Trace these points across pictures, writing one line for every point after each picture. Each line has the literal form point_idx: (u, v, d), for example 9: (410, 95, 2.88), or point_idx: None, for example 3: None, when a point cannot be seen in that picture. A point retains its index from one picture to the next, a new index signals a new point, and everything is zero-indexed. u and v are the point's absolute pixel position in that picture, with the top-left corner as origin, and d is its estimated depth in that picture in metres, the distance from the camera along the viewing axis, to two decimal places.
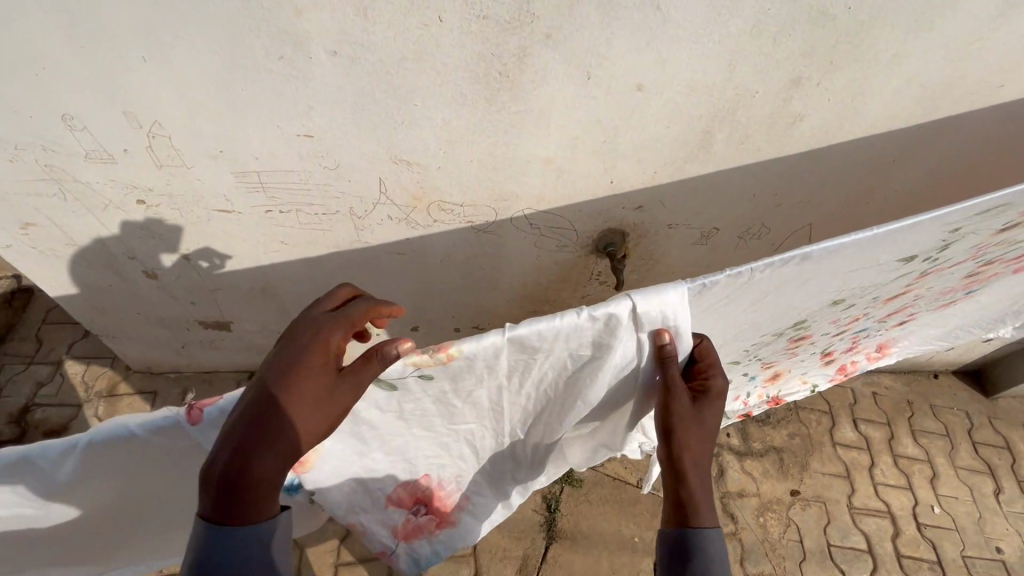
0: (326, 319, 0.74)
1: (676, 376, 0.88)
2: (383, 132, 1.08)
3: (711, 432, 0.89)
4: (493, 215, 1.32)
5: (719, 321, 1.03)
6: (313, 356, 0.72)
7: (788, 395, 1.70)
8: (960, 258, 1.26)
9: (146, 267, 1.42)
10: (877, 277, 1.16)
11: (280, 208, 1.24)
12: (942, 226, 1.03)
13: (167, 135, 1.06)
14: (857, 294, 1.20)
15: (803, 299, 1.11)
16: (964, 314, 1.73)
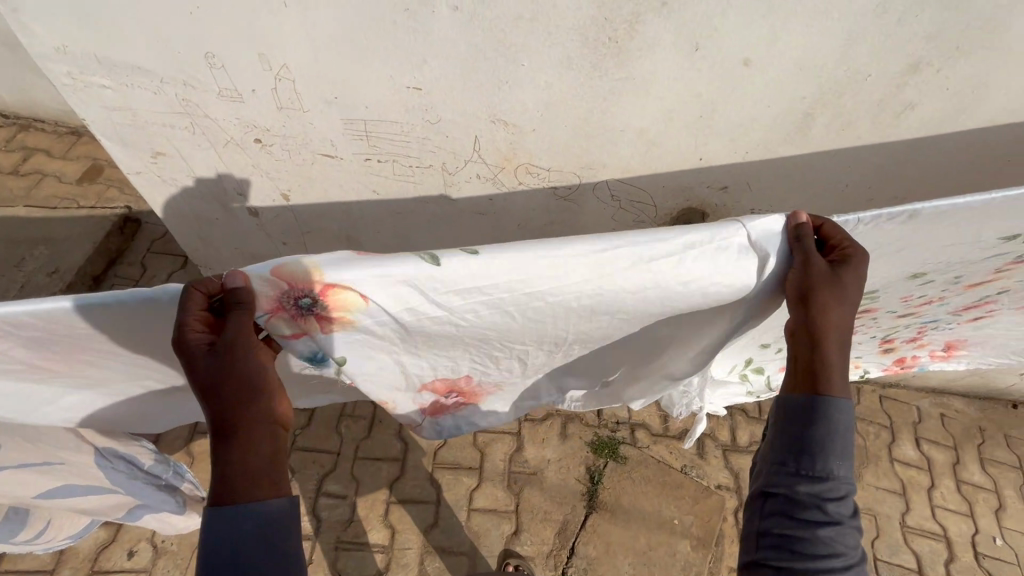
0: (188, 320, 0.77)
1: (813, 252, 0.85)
2: (487, 90, 1.14)
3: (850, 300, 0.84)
4: (576, 183, 1.36)
5: None
6: (199, 348, 0.76)
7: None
8: None
9: (250, 204, 1.54)
10: (966, 253, 1.11)
11: (379, 157, 1.33)
12: None
13: (292, 79, 1.15)
14: (941, 270, 1.17)
15: (882, 267, 1.10)
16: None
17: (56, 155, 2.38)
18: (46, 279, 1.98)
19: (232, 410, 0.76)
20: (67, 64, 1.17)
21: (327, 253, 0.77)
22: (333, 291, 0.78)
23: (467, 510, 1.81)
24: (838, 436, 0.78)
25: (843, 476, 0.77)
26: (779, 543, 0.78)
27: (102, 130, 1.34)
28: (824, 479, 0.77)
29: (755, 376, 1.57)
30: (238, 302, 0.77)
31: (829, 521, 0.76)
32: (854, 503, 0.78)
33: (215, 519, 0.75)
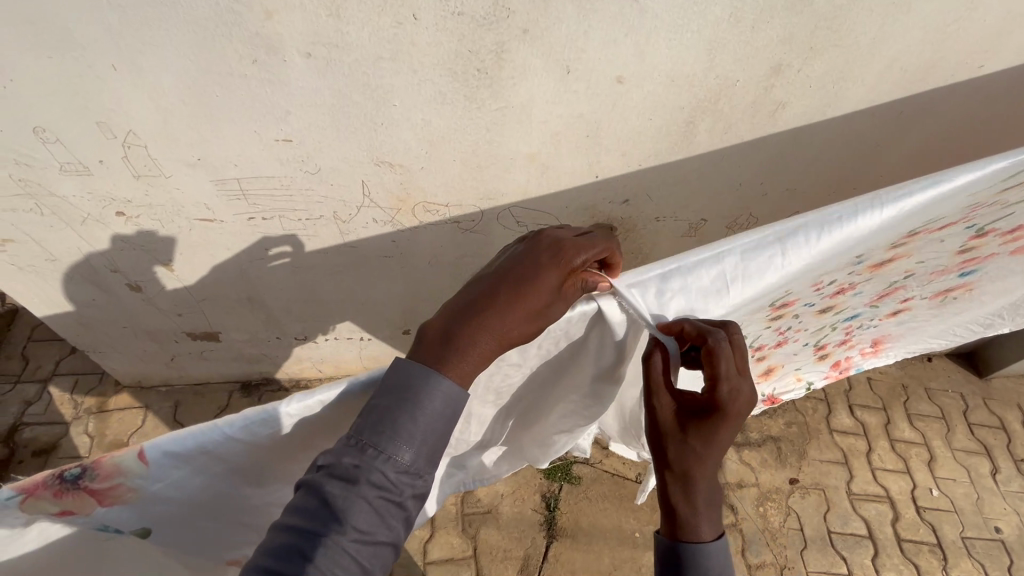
0: (551, 249, 0.76)
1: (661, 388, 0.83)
2: (362, 133, 1.07)
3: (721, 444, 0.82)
4: (480, 214, 1.32)
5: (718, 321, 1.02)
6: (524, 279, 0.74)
7: (785, 393, 1.76)
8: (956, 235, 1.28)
9: (130, 280, 1.40)
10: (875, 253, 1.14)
11: (263, 215, 1.23)
12: (940, 188, 1.00)
13: (143, 145, 1.04)
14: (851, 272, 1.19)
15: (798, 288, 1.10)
16: (961, 313, 1.74)
17: None
18: None
19: (510, 329, 0.73)
20: None
21: (112, 456, 0.69)
22: (117, 475, 0.69)
23: (423, 564, 1.70)
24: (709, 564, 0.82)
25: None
26: None
27: None
28: None
29: None
30: (546, 250, 0.77)
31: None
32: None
33: (300, 538, 0.63)
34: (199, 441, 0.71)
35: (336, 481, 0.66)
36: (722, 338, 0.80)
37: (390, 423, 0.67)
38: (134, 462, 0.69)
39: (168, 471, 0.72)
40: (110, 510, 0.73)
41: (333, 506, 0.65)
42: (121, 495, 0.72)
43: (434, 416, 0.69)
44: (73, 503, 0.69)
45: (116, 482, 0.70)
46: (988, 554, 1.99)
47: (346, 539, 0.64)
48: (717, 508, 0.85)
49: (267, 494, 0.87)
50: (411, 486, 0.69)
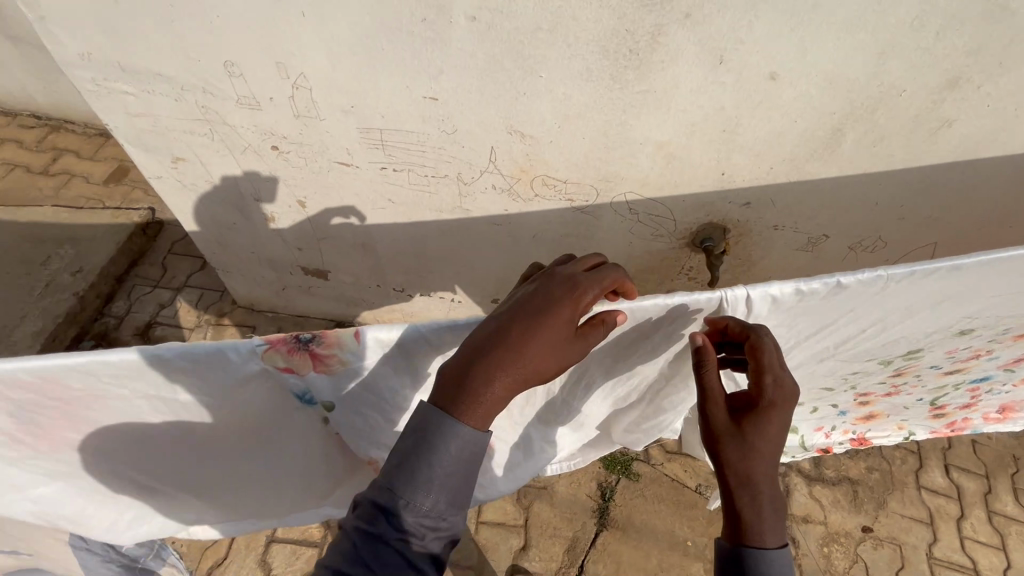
0: (570, 287, 0.78)
1: (714, 383, 0.82)
2: (504, 99, 1.11)
3: (773, 444, 0.81)
4: (595, 195, 1.33)
5: (831, 334, 1.02)
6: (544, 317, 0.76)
7: (879, 438, 1.64)
8: None
9: (267, 210, 1.54)
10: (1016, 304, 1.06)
11: (395, 167, 1.32)
12: None
13: (309, 87, 1.15)
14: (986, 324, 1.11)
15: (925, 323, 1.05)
16: None
17: (85, 155, 2.43)
18: (69, 278, 2.00)
19: (537, 362, 0.76)
20: (92, 71, 1.19)
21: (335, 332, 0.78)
22: (336, 348, 0.79)
23: (476, 523, 1.78)
24: None
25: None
26: None
27: (125, 135, 1.35)
28: None
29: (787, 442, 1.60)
30: (563, 288, 0.78)
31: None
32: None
33: (356, 542, 0.70)
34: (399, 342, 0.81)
35: (381, 491, 0.72)
36: (763, 333, 0.81)
37: (413, 473, 0.71)
38: (353, 342, 0.79)
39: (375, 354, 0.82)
40: (317, 381, 0.83)
41: (381, 511, 0.71)
42: (332, 367, 0.82)
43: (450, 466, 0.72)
44: (297, 364, 0.79)
45: (333, 355, 0.80)
46: None
47: (394, 539, 0.70)
48: (781, 518, 0.82)
49: (380, 430, 0.97)
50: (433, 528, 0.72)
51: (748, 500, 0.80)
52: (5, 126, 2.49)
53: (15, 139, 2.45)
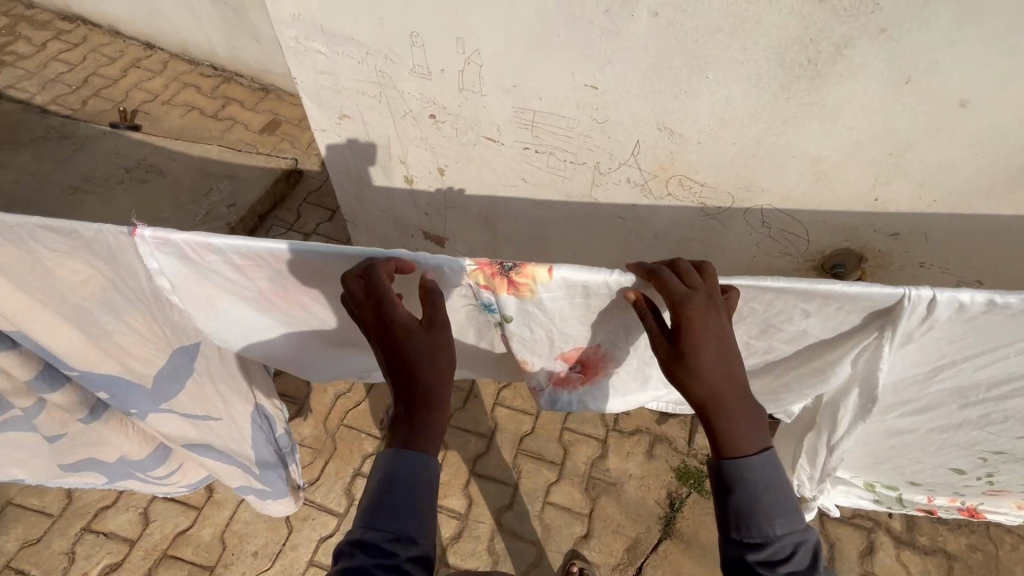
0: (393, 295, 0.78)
1: (654, 335, 0.79)
2: (663, 96, 1.14)
3: (729, 359, 0.78)
4: (729, 203, 1.33)
5: (985, 365, 0.96)
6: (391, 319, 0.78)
7: (992, 514, 1.50)
8: None
9: (408, 173, 1.68)
10: None
11: (538, 148, 1.39)
12: None
13: (480, 64, 1.24)
14: None
15: None
16: None
17: (248, 106, 2.73)
18: (224, 211, 2.26)
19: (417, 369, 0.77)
20: (297, 30, 1.36)
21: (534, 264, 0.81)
22: (528, 281, 0.83)
23: (542, 502, 1.83)
24: (761, 497, 0.75)
25: (784, 534, 0.74)
26: None
27: (306, 89, 1.52)
28: (770, 553, 0.73)
29: (885, 490, 1.49)
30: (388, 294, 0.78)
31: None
32: (809, 553, 0.74)
33: (375, 505, 0.74)
34: (593, 282, 0.82)
35: (387, 458, 0.76)
36: (664, 272, 0.77)
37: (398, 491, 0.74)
38: (548, 278, 0.82)
39: (562, 294, 0.85)
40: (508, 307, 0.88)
41: (397, 471, 0.75)
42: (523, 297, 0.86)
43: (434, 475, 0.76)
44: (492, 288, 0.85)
45: (524, 286, 0.84)
46: None
47: (410, 489, 0.74)
48: (755, 418, 0.79)
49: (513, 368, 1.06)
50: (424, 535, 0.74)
51: (722, 422, 0.78)
52: (188, 73, 2.85)
53: (193, 85, 2.80)
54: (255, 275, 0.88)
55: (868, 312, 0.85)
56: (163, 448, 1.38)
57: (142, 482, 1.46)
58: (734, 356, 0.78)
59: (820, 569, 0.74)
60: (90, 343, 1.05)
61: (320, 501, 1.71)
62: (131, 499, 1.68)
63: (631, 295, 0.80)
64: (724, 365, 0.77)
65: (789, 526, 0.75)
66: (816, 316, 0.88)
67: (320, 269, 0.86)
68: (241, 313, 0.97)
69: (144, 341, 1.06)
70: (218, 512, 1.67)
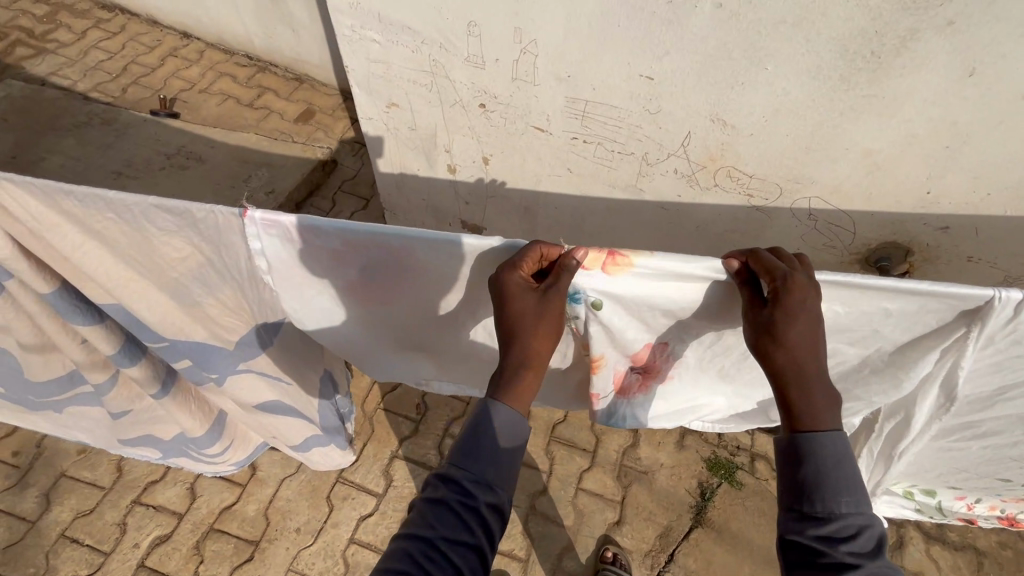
0: (517, 271, 0.83)
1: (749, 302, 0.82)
2: (719, 88, 1.16)
3: (816, 335, 0.80)
4: (777, 194, 1.34)
5: None
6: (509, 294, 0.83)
7: None
8: None
9: (452, 161, 1.70)
10: None
11: (587, 138, 1.41)
12: None
13: (536, 54, 1.27)
14: None
15: None
16: None
17: (282, 95, 2.77)
18: (262, 197, 2.31)
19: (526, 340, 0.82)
20: (354, 18, 1.39)
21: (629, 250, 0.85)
22: (622, 264, 0.85)
23: (575, 488, 1.86)
24: (832, 474, 0.75)
25: (849, 513, 0.73)
26: None
27: (357, 78, 1.56)
28: (833, 529, 0.72)
29: (923, 498, 1.51)
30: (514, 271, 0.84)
31: (849, 564, 0.70)
32: (876, 540, 0.72)
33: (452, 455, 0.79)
34: (688, 267, 0.85)
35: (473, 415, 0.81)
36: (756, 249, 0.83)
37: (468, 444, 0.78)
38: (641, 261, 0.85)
39: (654, 277, 0.87)
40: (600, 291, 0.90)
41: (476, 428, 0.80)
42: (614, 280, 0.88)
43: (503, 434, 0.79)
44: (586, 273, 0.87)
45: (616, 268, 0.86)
46: None
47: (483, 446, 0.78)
48: (832, 398, 0.80)
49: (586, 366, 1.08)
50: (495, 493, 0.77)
51: (800, 394, 0.79)
52: (224, 62, 2.90)
53: (229, 73, 2.85)
54: (346, 265, 0.95)
55: (949, 311, 0.87)
56: (223, 418, 1.45)
57: (193, 458, 1.52)
58: (820, 334, 0.80)
59: (884, 555, 0.71)
60: (164, 319, 1.09)
61: (360, 481, 1.75)
62: (178, 474, 1.73)
63: (734, 265, 0.83)
64: (811, 339, 0.79)
65: (857, 512, 0.73)
66: (893, 315, 0.90)
67: (358, 246, 0.90)
68: (331, 302, 1.04)
69: (217, 318, 1.11)
70: (262, 489, 1.72)
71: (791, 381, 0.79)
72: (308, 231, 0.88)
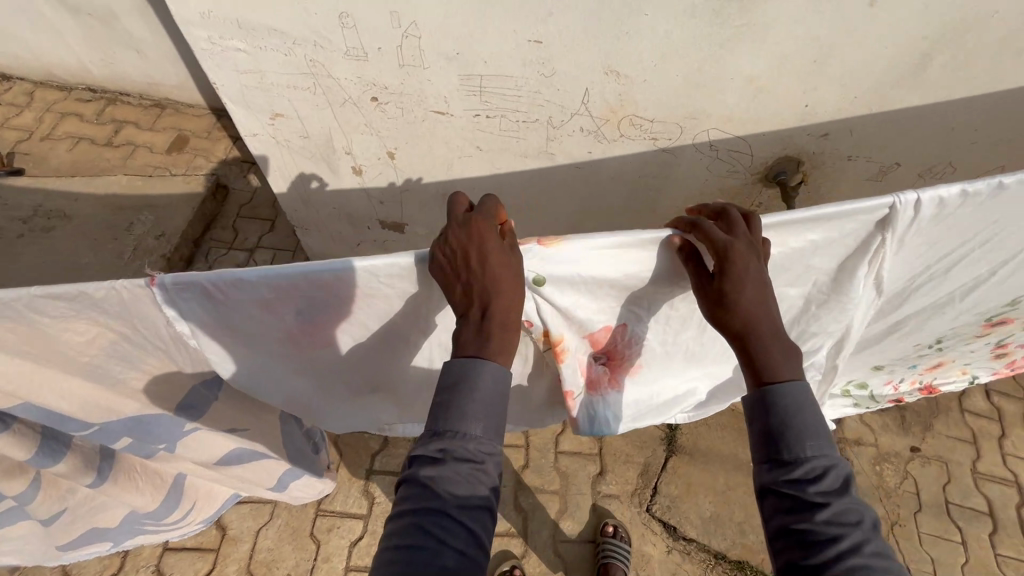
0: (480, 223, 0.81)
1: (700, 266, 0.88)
2: (606, 41, 1.18)
3: (762, 286, 0.85)
4: (678, 133, 1.40)
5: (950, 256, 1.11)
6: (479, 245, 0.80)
7: (945, 385, 1.75)
8: None
9: (356, 163, 1.62)
10: None
11: (489, 113, 1.39)
12: None
13: (419, 36, 1.22)
14: None
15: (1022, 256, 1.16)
16: None
17: (144, 126, 2.48)
18: (152, 242, 2.08)
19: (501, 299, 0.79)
20: (209, 29, 1.26)
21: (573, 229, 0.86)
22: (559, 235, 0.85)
23: (554, 453, 1.91)
24: (794, 419, 0.79)
25: (814, 456, 0.77)
26: (797, 542, 0.73)
27: (229, 93, 1.42)
28: (801, 473, 0.76)
29: (858, 390, 1.69)
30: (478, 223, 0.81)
31: (818, 503, 0.74)
32: (843, 478, 0.76)
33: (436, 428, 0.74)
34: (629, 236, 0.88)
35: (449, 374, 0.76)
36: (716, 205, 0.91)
37: (453, 406, 0.74)
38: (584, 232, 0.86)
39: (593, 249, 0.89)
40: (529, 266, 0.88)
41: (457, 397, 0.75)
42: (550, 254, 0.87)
43: (491, 390, 0.75)
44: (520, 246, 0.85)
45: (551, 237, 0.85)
46: None
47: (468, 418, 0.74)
48: (787, 344, 0.84)
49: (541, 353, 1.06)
50: (491, 454, 0.74)
51: (757, 344, 0.84)
52: (62, 101, 2.54)
53: (73, 112, 2.50)
54: (279, 313, 0.89)
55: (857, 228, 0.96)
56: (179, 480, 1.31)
57: (153, 533, 1.40)
58: (766, 284, 0.85)
59: (853, 493, 0.75)
60: (79, 405, 0.98)
61: (341, 508, 1.69)
62: (139, 559, 1.59)
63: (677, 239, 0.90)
64: (757, 290, 0.84)
65: (822, 455, 0.77)
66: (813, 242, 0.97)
67: (279, 291, 0.84)
68: (270, 352, 0.98)
69: (142, 389, 1.00)
70: (238, 547, 1.62)
71: (745, 334, 0.84)
72: (219, 288, 0.81)
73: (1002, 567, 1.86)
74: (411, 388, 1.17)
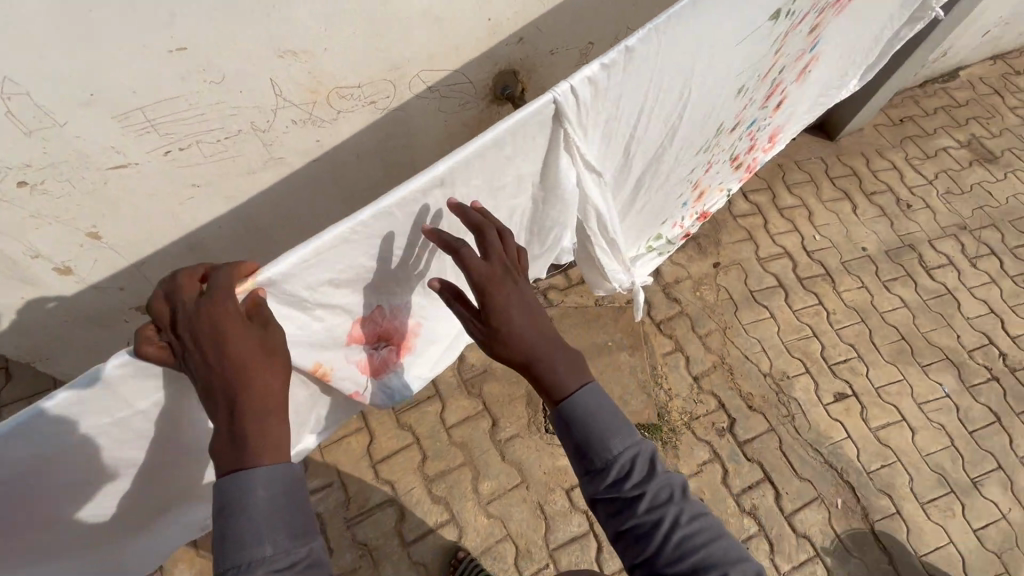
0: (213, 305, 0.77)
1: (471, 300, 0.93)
2: (257, 22, 1.07)
3: (527, 309, 0.93)
4: (391, 88, 1.36)
5: (654, 113, 1.25)
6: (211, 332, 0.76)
7: (713, 207, 2.07)
8: (814, 15, 1.54)
9: (54, 265, 1.29)
10: (760, 46, 1.40)
11: (178, 145, 1.18)
12: None
13: (26, 93, 0.96)
14: (746, 75, 1.48)
15: (707, 88, 1.35)
16: (817, 87, 2.11)
17: None
18: None
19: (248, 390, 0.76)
20: None
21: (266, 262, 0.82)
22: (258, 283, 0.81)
23: (445, 430, 1.90)
24: (594, 423, 0.87)
25: (621, 451, 0.85)
26: (632, 535, 0.82)
27: None
28: (616, 473, 0.84)
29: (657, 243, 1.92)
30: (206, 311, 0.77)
31: (634, 495, 0.83)
32: (647, 461, 0.85)
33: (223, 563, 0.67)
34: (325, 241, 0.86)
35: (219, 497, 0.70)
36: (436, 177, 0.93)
37: (229, 532, 0.69)
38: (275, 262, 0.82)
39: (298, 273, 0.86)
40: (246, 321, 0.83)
41: (232, 515, 0.70)
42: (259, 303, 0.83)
43: (268, 501, 0.71)
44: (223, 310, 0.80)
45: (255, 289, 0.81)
46: (862, 266, 2.54)
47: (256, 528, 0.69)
48: (569, 357, 0.93)
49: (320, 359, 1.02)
50: (293, 563, 0.69)
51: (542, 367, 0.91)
52: None
53: None
54: None
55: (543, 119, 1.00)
56: None
57: None
58: (530, 306, 0.93)
59: (659, 470, 0.85)
60: None
61: None
62: None
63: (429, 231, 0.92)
64: (525, 313, 0.92)
65: (625, 447, 0.85)
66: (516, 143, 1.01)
67: None
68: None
69: None
70: None
71: (529, 361, 0.91)
72: None
73: (801, 318, 2.35)
74: (211, 471, 1.13)
